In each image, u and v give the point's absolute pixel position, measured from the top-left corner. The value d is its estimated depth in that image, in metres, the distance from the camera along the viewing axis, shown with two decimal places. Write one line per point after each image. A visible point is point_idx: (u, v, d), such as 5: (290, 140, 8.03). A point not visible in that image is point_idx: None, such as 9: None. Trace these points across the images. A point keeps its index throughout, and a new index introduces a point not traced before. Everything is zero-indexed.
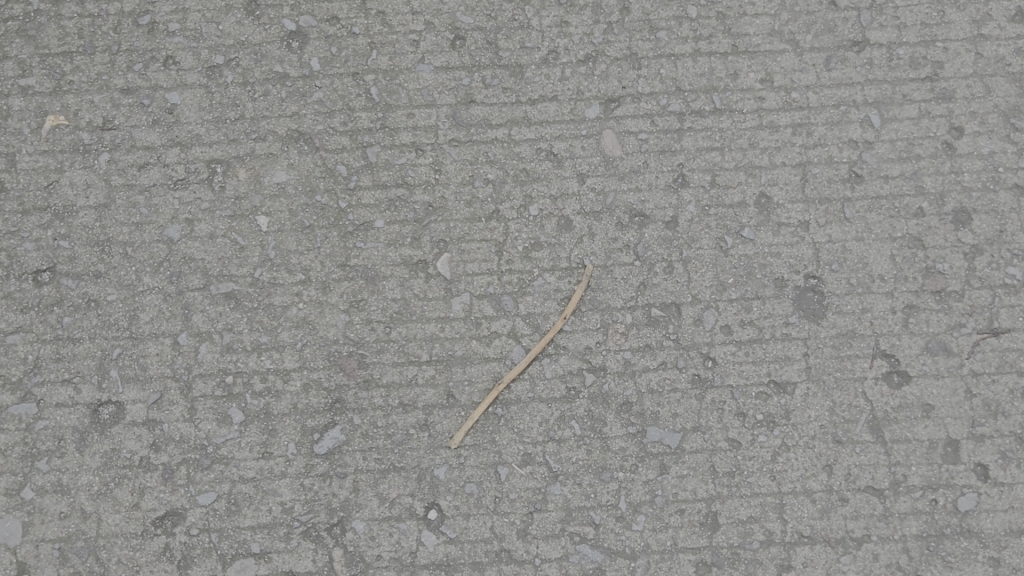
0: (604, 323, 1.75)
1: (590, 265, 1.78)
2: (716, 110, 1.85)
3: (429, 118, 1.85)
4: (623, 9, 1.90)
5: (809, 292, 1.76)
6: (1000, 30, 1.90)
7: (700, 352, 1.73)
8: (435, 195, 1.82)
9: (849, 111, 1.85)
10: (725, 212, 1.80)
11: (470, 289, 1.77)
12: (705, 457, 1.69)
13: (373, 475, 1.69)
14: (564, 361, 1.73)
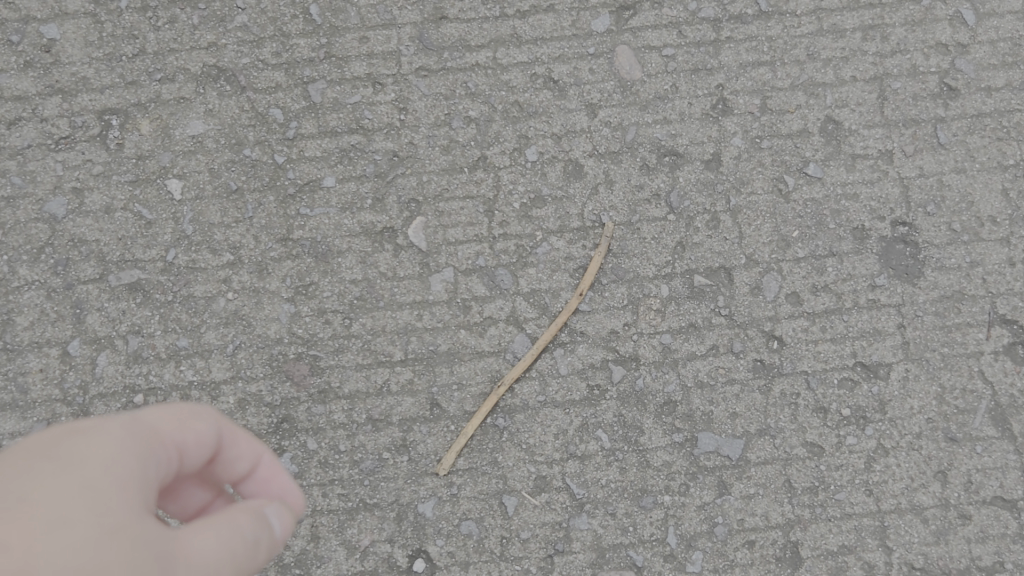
0: (632, 299, 1.33)
1: (613, 223, 1.35)
2: (761, 13, 1.42)
3: (389, 42, 1.42)
4: None
5: (897, 244, 1.34)
6: None
7: (762, 330, 1.31)
8: (401, 141, 1.39)
9: (934, 7, 1.43)
10: (781, 144, 1.37)
11: (453, 262, 1.34)
12: (778, 469, 1.27)
13: (337, 517, 1.26)
14: (583, 352, 1.31)
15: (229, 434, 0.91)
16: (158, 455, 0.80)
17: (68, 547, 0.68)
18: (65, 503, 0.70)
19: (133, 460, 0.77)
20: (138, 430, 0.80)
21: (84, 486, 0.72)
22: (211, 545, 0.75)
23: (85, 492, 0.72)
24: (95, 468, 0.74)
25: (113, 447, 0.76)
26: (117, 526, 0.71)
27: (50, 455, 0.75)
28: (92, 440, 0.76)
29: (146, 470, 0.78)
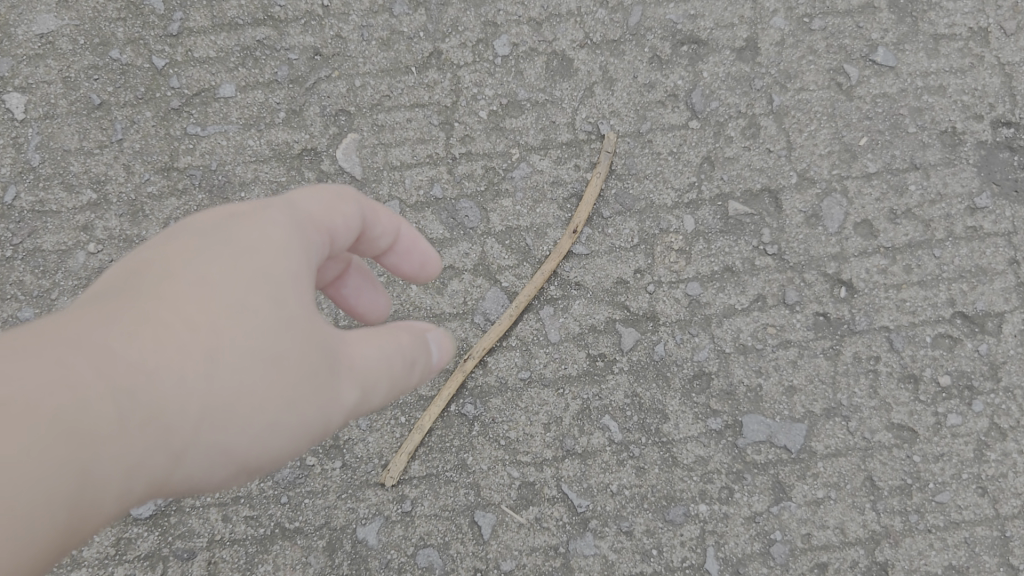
0: (644, 236, 0.97)
1: (615, 134, 0.99)
2: None
3: None
4: None
5: (1001, 151, 0.99)
6: None
7: (824, 273, 0.96)
8: (325, 36, 1.02)
9: None
10: (839, 24, 1.02)
11: (399, 194, 0.98)
12: (854, 463, 0.92)
13: (243, 550, 0.89)
14: (581, 310, 0.95)
15: (373, 211, 0.68)
16: (322, 239, 0.60)
17: (233, 355, 0.51)
18: (228, 295, 0.52)
19: (298, 242, 0.57)
20: (297, 214, 0.59)
21: (245, 277, 0.53)
22: (381, 357, 0.57)
23: (261, 281, 0.54)
24: (259, 251, 0.55)
25: (279, 238, 0.57)
26: (292, 329, 0.53)
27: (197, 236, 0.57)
28: (255, 220, 0.57)
29: (311, 262, 0.58)
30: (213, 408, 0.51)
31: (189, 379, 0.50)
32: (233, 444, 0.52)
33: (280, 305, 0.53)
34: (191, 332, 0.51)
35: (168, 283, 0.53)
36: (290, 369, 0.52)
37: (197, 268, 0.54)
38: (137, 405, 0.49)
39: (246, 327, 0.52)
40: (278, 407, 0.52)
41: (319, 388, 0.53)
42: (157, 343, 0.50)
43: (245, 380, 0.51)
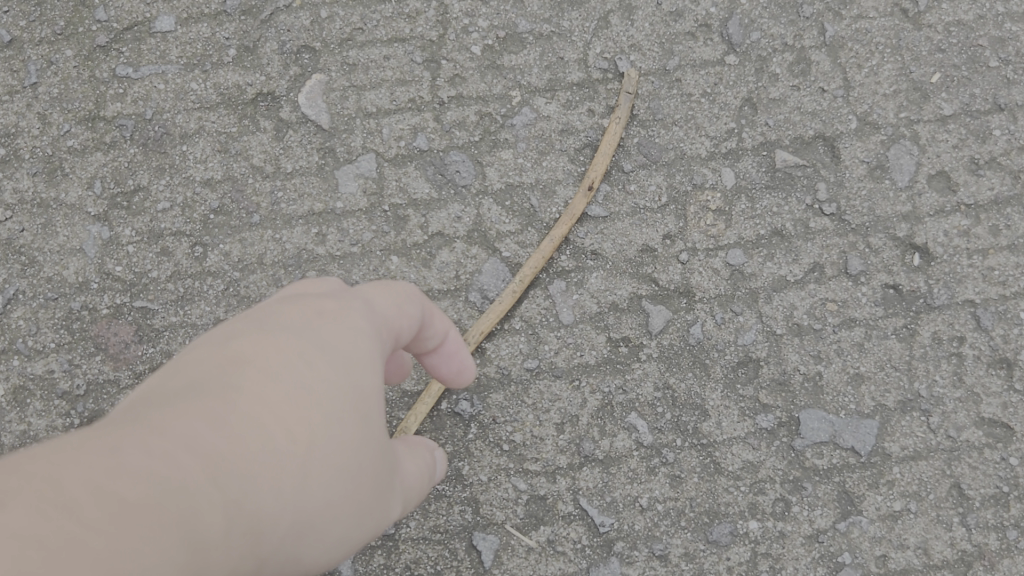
0: (674, 194, 0.80)
1: (635, 74, 0.82)
2: None
3: None
4: None
5: None
6: None
7: (894, 235, 0.79)
8: None
9: None
10: None
11: (375, 146, 0.81)
12: (937, 468, 0.75)
13: None
14: (599, 285, 0.78)
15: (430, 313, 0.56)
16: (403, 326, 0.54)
17: (326, 472, 0.46)
18: (331, 400, 0.47)
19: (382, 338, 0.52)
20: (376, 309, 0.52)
21: (350, 382, 0.48)
22: (419, 467, 0.54)
23: (362, 389, 0.48)
24: (357, 348, 0.49)
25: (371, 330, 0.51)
26: (378, 445, 0.49)
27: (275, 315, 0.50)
28: (343, 307, 0.51)
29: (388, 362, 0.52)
30: (304, 524, 0.46)
31: (288, 499, 0.45)
32: (296, 561, 0.47)
33: (374, 417, 0.48)
34: (298, 443, 0.45)
35: (267, 373, 0.46)
36: (369, 487, 0.48)
37: (295, 357, 0.47)
38: (234, 525, 0.42)
39: (345, 441, 0.47)
40: (347, 526, 0.48)
41: (378, 506, 0.49)
42: (261, 457, 0.44)
43: (333, 499, 0.46)
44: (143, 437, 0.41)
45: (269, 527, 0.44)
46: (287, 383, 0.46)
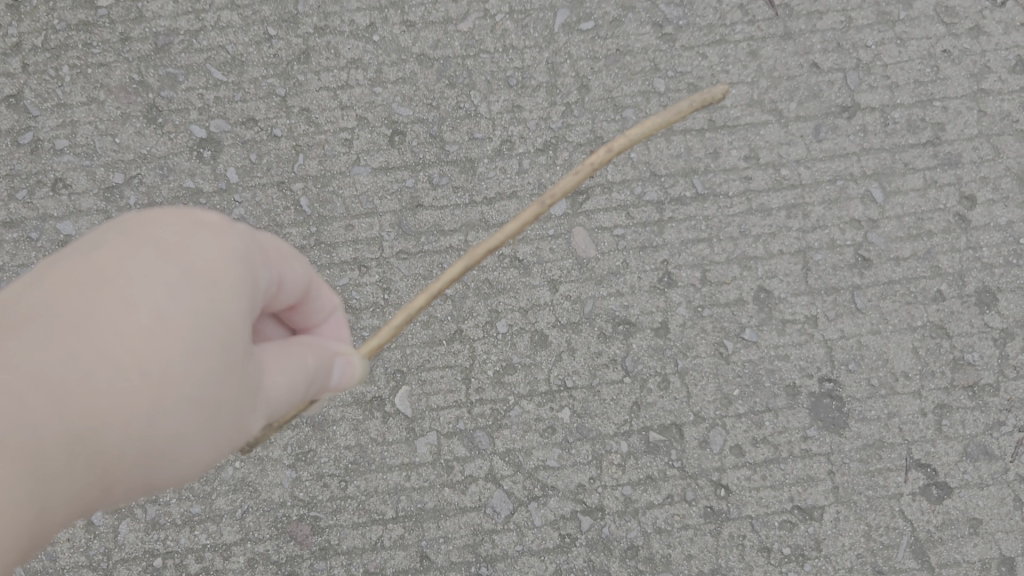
0: (596, 455, 1.50)
1: (725, 88, 1.02)
2: (698, 195, 1.62)
3: (371, 229, 1.60)
4: (581, 89, 1.68)
5: (825, 398, 1.53)
6: (1001, 83, 1.70)
7: (710, 479, 1.49)
8: (385, 318, 1.56)
9: (847, 186, 1.63)
10: (721, 312, 1.57)
11: (436, 426, 1.51)
12: None
13: None
14: (555, 504, 1.48)
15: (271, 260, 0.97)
16: (259, 272, 0.92)
17: (183, 387, 0.82)
18: (179, 327, 0.82)
19: (241, 277, 0.88)
20: (244, 249, 0.91)
21: (189, 336, 0.83)
22: (283, 386, 0.91)
23: (213, 321, 0.84)
24: (212, 292, 0.85)
25: (229, 264, 0.88)
26: (231, 364, 0.86)
27: (158, 235, 0.88)
28: (217, 234, 0.90)
29: (245, 285, 0.89)
30: (178, 423, 0.83)
31: (166, 414, 0.82)
32: (185, 439, 0.85)
33: (220, 344, 0.85)
34: (155, 378, 0.81)
35: (132, 305, 0.81)
36: (230, 405, 0.86)
37: (153, 296, 0.82)
38: (115, 421, 0.80)
39: (199, 373, 0.83)
40: (209, 413, 0.85)
41: (238, 423, 0.88)
42: (124, 373, 0.80)
43: (186, 416, 0.83)
44: (45, 359, 0.79)
45: (135, 442, 0.82)
46: (136, 327, 0.81)
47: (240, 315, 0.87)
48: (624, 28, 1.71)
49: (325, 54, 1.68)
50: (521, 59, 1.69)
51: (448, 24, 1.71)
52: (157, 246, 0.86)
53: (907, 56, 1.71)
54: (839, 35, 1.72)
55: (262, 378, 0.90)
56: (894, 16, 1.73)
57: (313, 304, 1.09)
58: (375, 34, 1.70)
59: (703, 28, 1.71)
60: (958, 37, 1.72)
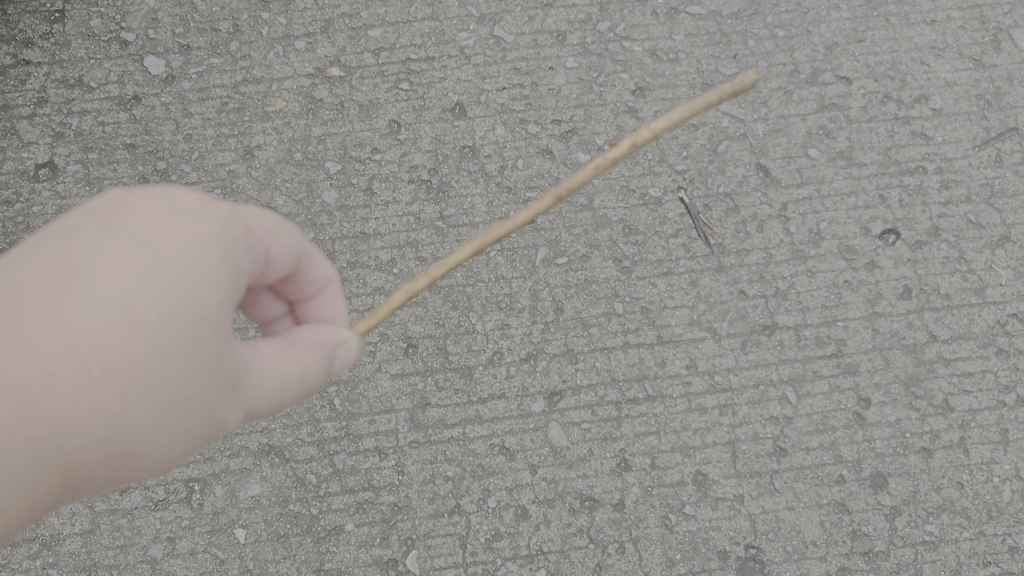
0: None
1: (752, 80, 1.29)
2: (649, 396, 2.05)
3: (390, 422, 2.03)
4: (556, 310, 2.12)
5: (750, 561, 1.93)
6: (891, 307, 2.14)
7: None
8: (400, 494, 1.97)
9: (767, 389, 2.06)
10: (666, 491, 1.97)
11: None
12: None
13: None
14: None
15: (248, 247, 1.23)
16: (236, 253, 1.19)
17: (157, 368, 1.08)
18: (151, 320, 1.07)
19: (224, 271, 1.15)
20: (216, 242, 1.15)
21: (173, 330, 1.09)
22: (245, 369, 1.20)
23: (193, 314, 1.10)
24: (185, 290, 1.10)
25: (210, 253, 1.14)
26: (207, 361, 1.13)
27: (143, 228, 1.11)
28: (197, 221, 1.15)
29: (216, 276, 1.14)
30: (154, 399, 1.09)
31: (145, 407, 1.09)
32: (164, 411, 1.11)
33: (198, 339, 1.11)
34: (131, 363, 1.06)
35: (114, 301, 1.06)
36: (203, 403, 1.15)
37: (143, 287, 1.07)
38: (103, 403, 1.06)
39: (175, 369, 1.09)
40: (182, 390, 1.11)
41: (208, 414, 1.17)
42: (109, 360, 1.05)
43: (159, 406, 1.10)
44: (45, 349, 1.03)
45: (123, 419, 1.08)
46: (133, 312, 1.06)
47: (216, 307, 1.13)
48: (591, 262, 2.17)
49: (355, 283, 2.14)
50: (509, 286, 2.14)
51: (453, 258, 2.17)
52: (135, 237, 1.10)
53: (816, 285, 2.16)
54: (762, 268, 2.17)
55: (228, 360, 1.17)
56: (805, 253, 2.19)
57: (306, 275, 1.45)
58: (394, 267, 2.16)
59: (653, 262, 2.17)
60: (856, 270, 2.18)
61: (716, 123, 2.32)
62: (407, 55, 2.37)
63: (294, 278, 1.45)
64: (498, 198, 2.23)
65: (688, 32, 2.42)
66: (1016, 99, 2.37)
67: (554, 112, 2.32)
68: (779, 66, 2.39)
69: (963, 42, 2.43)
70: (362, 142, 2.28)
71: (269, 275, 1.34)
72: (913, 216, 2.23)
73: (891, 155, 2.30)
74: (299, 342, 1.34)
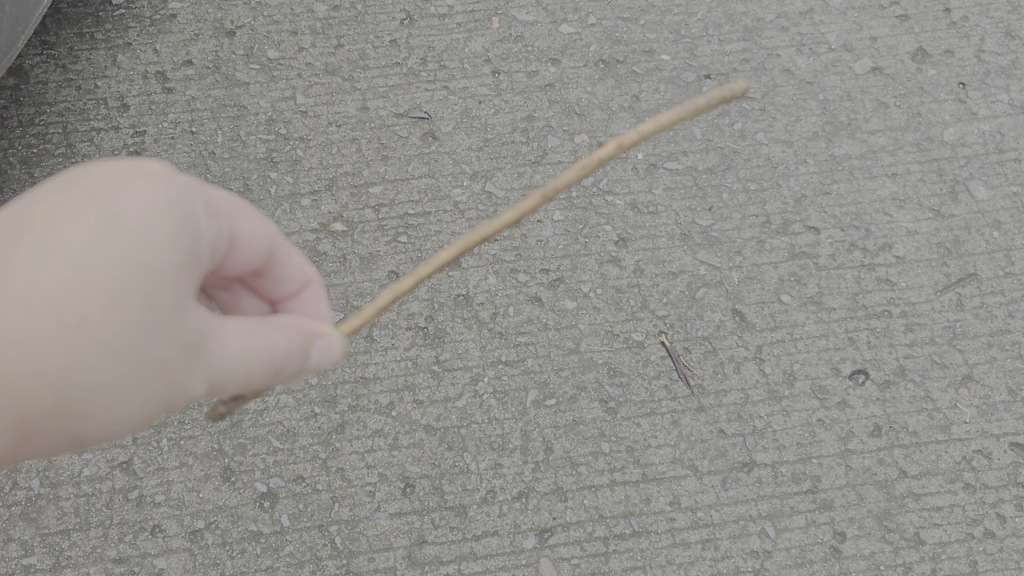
0: None
1: (742, 86, 1.41)
2: (634, 531, 2.15)
3: (388, 559, 2.13)
4: (546, 450, 2.24)
5: None
6: (862, 444, 2.27)
7: None
8: None
9: (747, 524, 2.17)
10: None
11: None
12: None
13: None
14: None
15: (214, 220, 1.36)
16: (197, 227, 1.31)
17: (114, 324, 1.18)
18: (108, 275, 1.18)
19: (180, 236, 1.26)
20: (172, 206, 1.27)
21: (125, 285, 1.19)
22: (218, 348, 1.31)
23: (147, 273, 1.21)
24: (140, 248, 1.21)
25: (166, 218, 1.25)
26: (165, 318, 1.23)
27: (99, 194, 1.24)
28: (154, 187, 1.27)
29: (173, 239, 1.25)
30: (112, 353, 1.19)
31: (97, 358, 1.18)
32: (124, 366, 1.21)
33: (151, 295, 1.21)
34: (87, 317, 1.17)
35: (72, 256, 1.17)
36: (161, 363, 1.24)
37: (99, 245, 1.19)
38: (61, 355, 1.16)
39: (127, 323, 1.19)
40: (143, 346, 1.21)
41: (167, 377, 1.26)
42: (67, 313, 1.16)
43: (110, 360, 1.19)
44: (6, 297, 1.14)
45: (82, 374, 1.18)
46: (85, 268, 1.17)
47: (173, 268, 1.24)
48: (579, 403, 2.30)
49: (355, 425, 2.27)
50: (502, 427, 2.26)
51: (448, 401, 2.30)
52: (95, 201, 1.22)
53: (791, 424, 2.29)
54: (740, 407, 2.31)
55: (194, 329, 1.28)
56: (780, 393, 2.32)
57: (281, 271, 1.60)
58: (393, 410, 2.28)
59: (637, 402, 2.31)
60: (829, 409, 2.31)
61: (694, 271, 2.48)
62: (405, 210, 2.54)
63: (270, 274, 1.61)
64: (490, 343, 2.37)
65: (666, 186, 2.59)
66: (974, 246, 2.53)
67: (542, 262, 2.48)
68: (751, 217, 2.56)
69: (922, 193, 2.61)
70: (363, 292, 2.42)
71: (243, 262, 1.49)
72: (880, 357, 2.38)
73: (858, 300, 2.46)
74: (281, 326, 1.41)
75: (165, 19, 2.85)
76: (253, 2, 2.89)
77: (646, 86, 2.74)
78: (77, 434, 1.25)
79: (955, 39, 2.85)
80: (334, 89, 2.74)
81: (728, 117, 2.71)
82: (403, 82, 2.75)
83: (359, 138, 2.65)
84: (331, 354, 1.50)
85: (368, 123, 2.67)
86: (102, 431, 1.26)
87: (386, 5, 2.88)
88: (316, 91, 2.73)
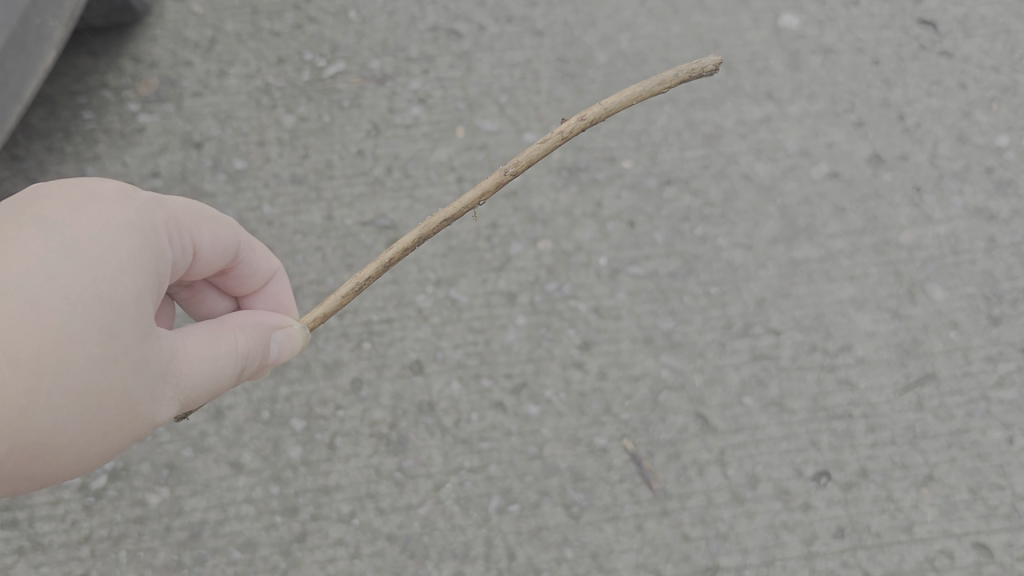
0: None
1: (716, 60, 1.72)
2: None
3: None
4: (509, 556, 2.26)
5: None
6: (825, 546, 2.28)
7: None
8: None
9: None
10: None
11: None
12: None
13: None
14: None
15: (184, 237, 1.76)
16: (161, 252, 1.66)
17: (71, 361, 1.46)
18: (64, 317, 1.46)
19: (147, 263, 1.60)
20: (146, 244, 1.62)
21: (80, 318, 1.47)
22: (190, 367, 1.63)
23: (105, 306, 1.50)
24: (104, 288, 1.51)
25: (129, 252, 1.57)
26: (127, 352, 1.52)
27: (59, 229, 1.53)
28: (117, 223, 1.58)
29: (146, 273, 1.59)
30: (75, 393, 1.47)
31: (56, 390, 1.45)
32: (85, 399, 1.49)
33: (109, 325, 1.50)
34: (42, 356, 1.44)
35: (28, 302, 1.44)
36: (124, 390, 1.53)
37: (54, 288, 1.47)
38: (21, 394, 1.42)
39: (82, 356, 1.47)
40: (111, 382, 1.51)
41: (133, 404, 1.56)
42: (24, 357, 1.42)
43: (69, 392, 1.47)
44: None
45: (44, 409, 1.45)
46: (40, 303, 1.45)
47: (131, 298, 1.54)
48: (542, 509, 2.31)
49: (316, 535, 2.27)
50: (464, 534, 2.28)
51: (411, 508, 2.31)
52: (55, 242, 1.51)
53: (754, 526, 2.30)
54: (703, 510, 2.31)
55: (174, 362, 1.61)
56: (743, 495, 2.33)
57: (247, 271, 2.04)
58: (355, 518, 2.29)
59: (600, 507, 2.32)
60: (792, 510, 2.32)
61: (657, 374, 2.49)
62: (369, 317, 2.56)
63: (237, 273, 2.04)
64: (453, 449, 2.38)
65: (629, 290, 2.63)
66: (932, 346, 2.56)
67: (505, 366, 2.49)
68: (713, 320, 2.59)
69: (881, 295, 2.64)
70: (325, 399, 2.43)
71: (211, 259, 1.87)
72: (843, 458, 2.39)
73: (819, 401, 2.47)
74: (236, 325, 1.74)
75: (134, 133, 2.91)
76: (221, 114, 2.95)
77: (608, 192, 2.79)
78: (43, 469, 1.52)
79: (909, 144, 2.92)
80: (300, 198, 2.78)
81: (689, 221, 2.75)
82: (369, 191, 2.79)
83: (324, 246, 2.69)
84: (295, 342, 1.84)
85: (333, 231, 2.72)
86: (66, 461, 1.53)
87: (353, 116, 2.95)
88: (282, 200, 2.78)
